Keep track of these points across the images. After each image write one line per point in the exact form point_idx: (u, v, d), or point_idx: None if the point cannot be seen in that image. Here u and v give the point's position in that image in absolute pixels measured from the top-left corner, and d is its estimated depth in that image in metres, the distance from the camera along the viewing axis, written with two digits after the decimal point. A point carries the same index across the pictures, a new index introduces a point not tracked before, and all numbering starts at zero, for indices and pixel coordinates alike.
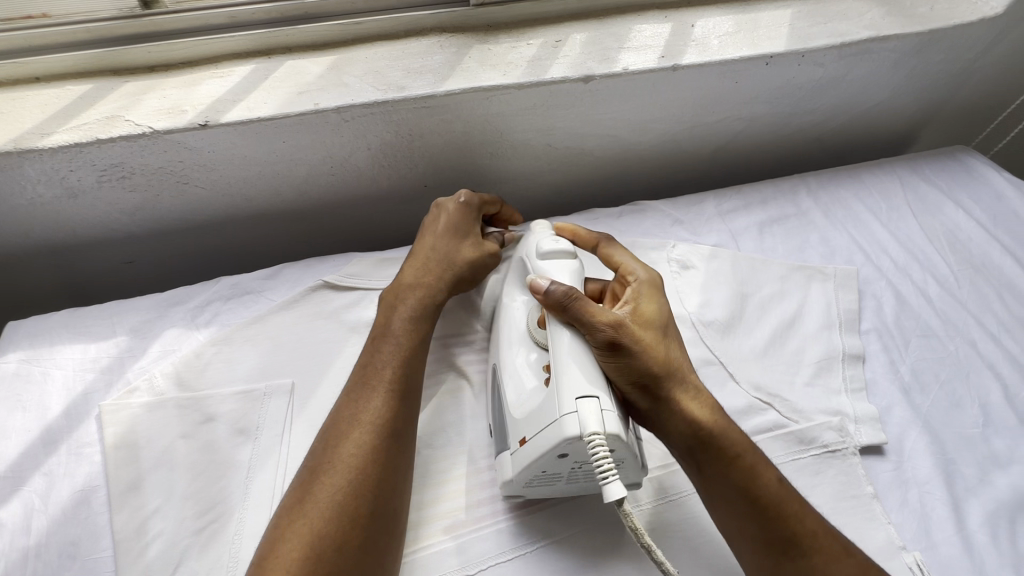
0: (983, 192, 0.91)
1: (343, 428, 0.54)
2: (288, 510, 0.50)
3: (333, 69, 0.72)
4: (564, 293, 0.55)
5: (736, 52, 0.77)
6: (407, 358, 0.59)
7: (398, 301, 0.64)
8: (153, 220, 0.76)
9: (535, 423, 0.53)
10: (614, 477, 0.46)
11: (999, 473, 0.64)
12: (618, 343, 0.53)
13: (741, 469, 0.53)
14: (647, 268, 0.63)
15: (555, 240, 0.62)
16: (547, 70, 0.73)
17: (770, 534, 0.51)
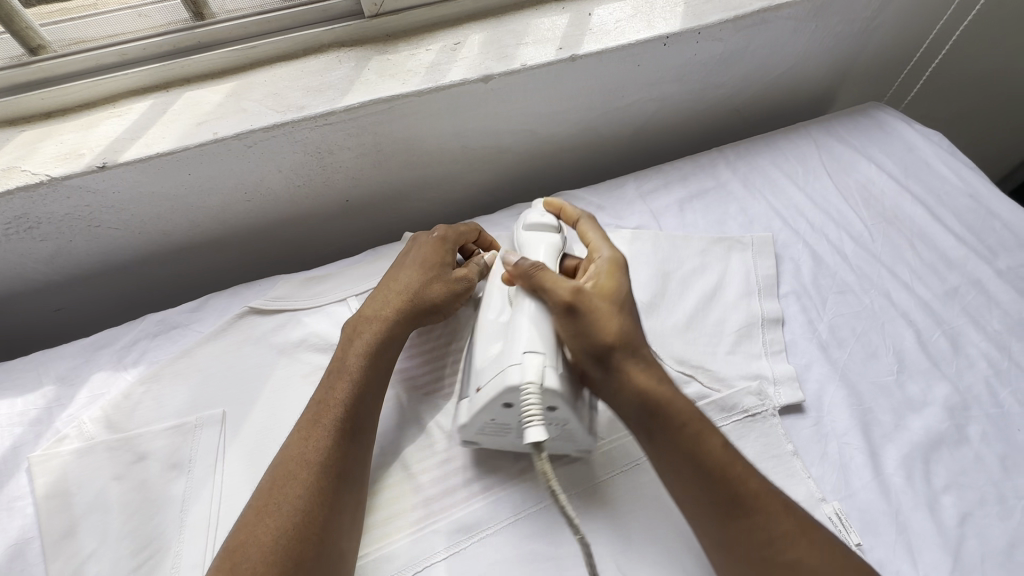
0: (895, 145, 0.94)
1: (290, 470, 0.55)
2: (229, 555, 0.50)
3: (233, 95, 0.72)
4: (531, 265, 0.58)
5: (633, 35, 0.78)
6: (358, 396, 0.60)
7: (353, 333, 0.65)
8: (73, 265, 0.76)
9: (488, 371, 0.56)
10: (535, 422, 0.50)
11: (915, 416, 0.66)
12: (570, 311, 0.55)
13: (689, 437, 0.52)
14: (615, 250, 0.63)
15: (542, 214, 0.69)
16: (445, 74, 0.74)
17: (709, 503, 0.50)
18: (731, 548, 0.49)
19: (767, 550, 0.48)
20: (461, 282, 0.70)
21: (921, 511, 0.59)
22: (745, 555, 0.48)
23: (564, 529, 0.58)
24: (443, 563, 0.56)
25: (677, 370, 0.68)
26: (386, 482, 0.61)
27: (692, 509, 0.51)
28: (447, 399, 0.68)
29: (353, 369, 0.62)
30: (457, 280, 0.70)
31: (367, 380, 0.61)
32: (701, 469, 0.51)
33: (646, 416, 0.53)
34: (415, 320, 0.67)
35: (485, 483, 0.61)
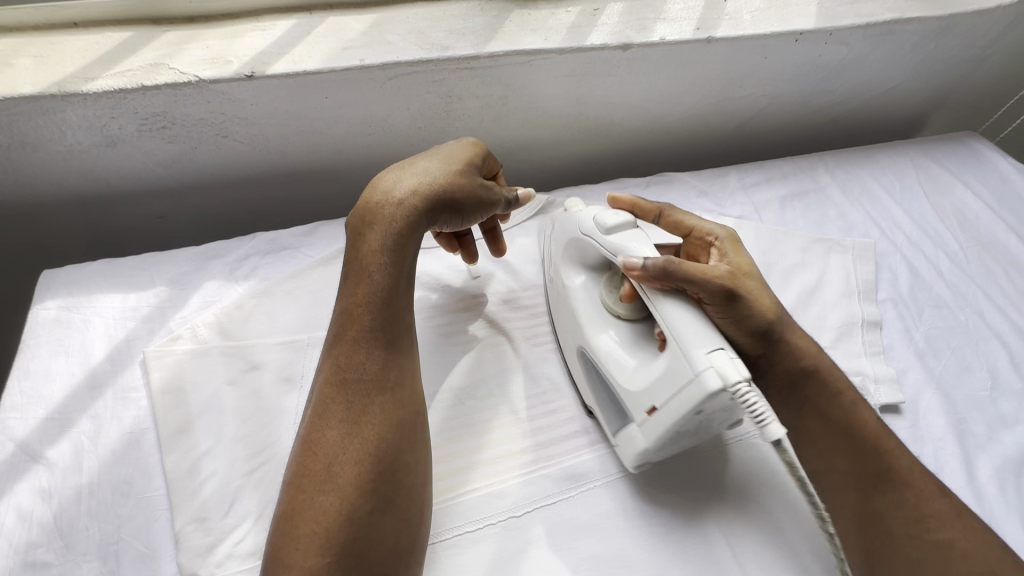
0: (989, 174, 0.95)
1: (328, 397, 0.51)
2: (291, 487, 0.48)
3: (376, 27, 0.72)
4: (664, 263, 0.52)
5: (767, 27, 0.79)
6: (382, 302, 0.54)
7: (366, 226, 0.57)
8: (188, 173, 0.76)
9: (663, 390, 0.52)
10: (771, 418, 0.45)
11: (1007, 431, 0.68)
12: (729, 295, 0.54)
13: (847, 404, 0.57)
14: (722, 227, 0.65)
15: (616, 211, 0.59)
16: (587, 37, 0.74)
17: (852, 480, 0.55)
18: (874, 524, 0.53)
19: (913, 527, 0.52)
20: (489, 192, 0.63)
21: (1012, 520, 0.61)
22: (891, 528, 0.53)
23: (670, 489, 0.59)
24: (553, 506, 0.57)
25: None
26: (498, 421, 0.62)
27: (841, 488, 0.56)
28: (555, 353, 0.68)
29: (372, 269, 0.55)
30: (481, 191, 0.62)
31: (391, 284, 0.55)
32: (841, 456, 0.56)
33: (815, 396, 0.58)
34: (437, 217, 0.59)
35: (595, 436, 0.62)
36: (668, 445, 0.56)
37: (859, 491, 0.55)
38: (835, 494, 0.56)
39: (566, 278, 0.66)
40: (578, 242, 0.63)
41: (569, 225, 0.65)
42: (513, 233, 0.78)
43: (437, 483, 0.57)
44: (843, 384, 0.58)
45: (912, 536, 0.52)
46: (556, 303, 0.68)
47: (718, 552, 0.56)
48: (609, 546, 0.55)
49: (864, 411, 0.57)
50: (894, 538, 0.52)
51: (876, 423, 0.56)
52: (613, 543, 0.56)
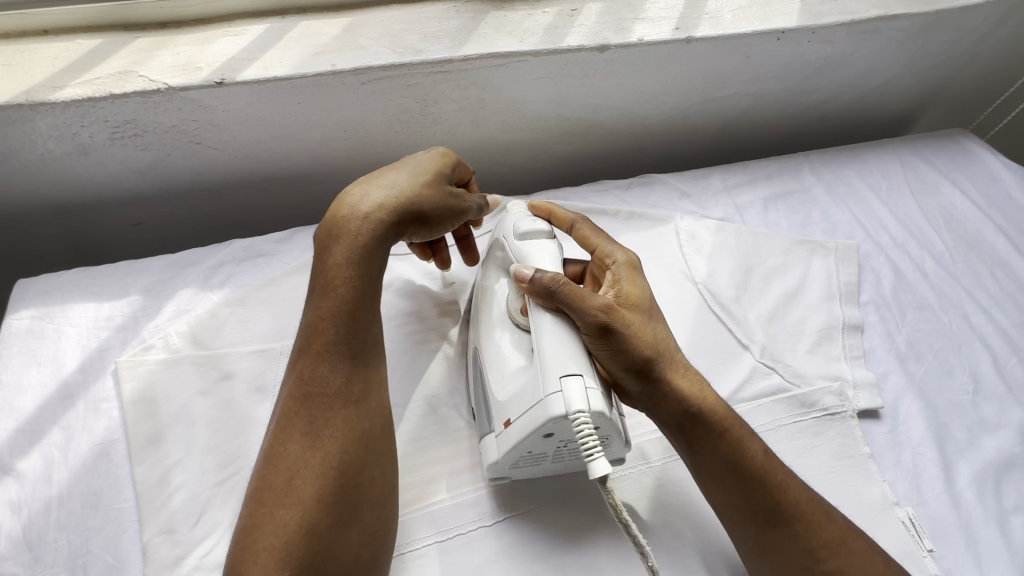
0: (978, 172, 0.94)
1: (292, 410, 0.51)
2: (253, 500, 0.47)
3: (349, 31, 0.71)
4: (551, 280, 0.51)
5: (748, 26, 0.78)
6: (347, 315, 0.53)
7: (331, 240, 0.56)
8: (164, 180, 0.76)
9: (520, 404, 0.52)
10: (598, 454, 0.47)
11: (988, 436, 0.67)
12: (606, 329, 0.51)
13: (735, 445, 0.52)
14: (625, 251, 0.59)
15: (531, 218, 0.60)
16: (563, 39, 0.73)
17: (727, 503, 0.51)
18: (765, 558, 0.51)
19: (806, 561, 0.49)
20: (460, 199, 0.62)
21: (990, 527, 0.61)
22: (788, 561, 0.50)
23: (642, 498, 0.59)
24: (523, 515, 0.57)
25: (758, 361, 0.69)
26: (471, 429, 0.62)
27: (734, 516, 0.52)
28: None
29: (337, 283, 0.54)
30: (453, 200, 0.61)
31: (357, 296, 0.54)
32: (724, 482, 0.51)
33: (705, 432, 0.52)
34: (404, 230, 0.58)
35: None
36: (523, 463, 0.55)
37: (752, 523, 0.51)
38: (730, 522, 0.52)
39: (488, 280, 0.63)
40: (499, 246, 0.62)
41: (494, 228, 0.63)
42: (490, 238, 0.77)
43: (407, 493, 0.58)
44: (726, 424, 0.52)
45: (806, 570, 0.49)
46: (472, 308, 0.65)
47: (689, 562, 0.56)
48: (580, 556, 0.55)
49: (754, 454, 0.52)
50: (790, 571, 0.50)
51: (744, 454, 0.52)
52: (583, 552, 0.55)
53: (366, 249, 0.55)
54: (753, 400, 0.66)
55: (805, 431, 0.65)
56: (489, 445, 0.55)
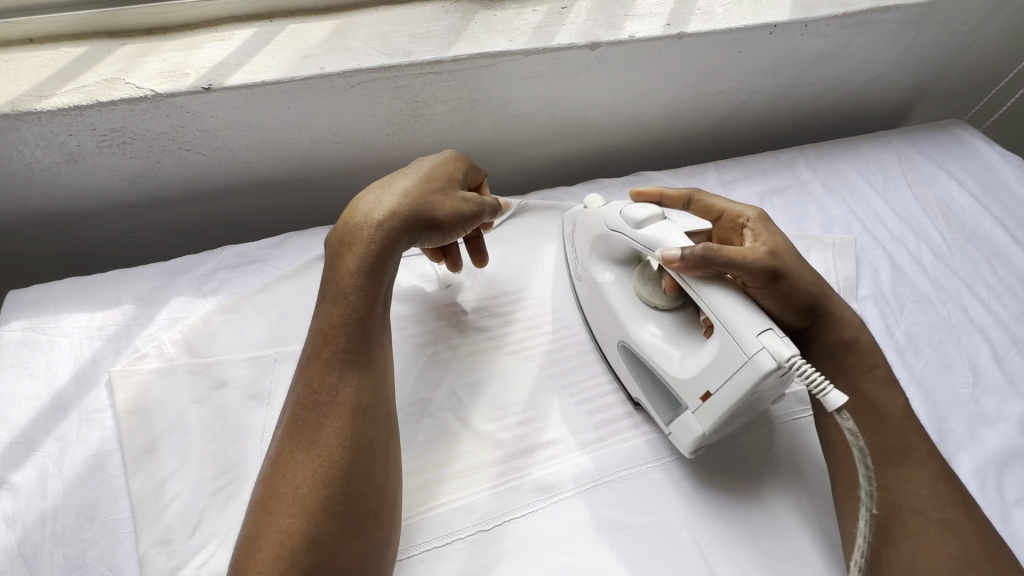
0: (974, 163, 0.93)
1: (300, 417, 0.50)
2: (258, 508, 0.46)
3: (337, 33, 0.71)
4: (703, 253, 0.53)
5: (740, 21, 0.77)
6: (359, 322, 0.53)
7: (344, 246, 0.56)
8: (154, 187, 0.75)
9: (718, 372, 0.54)
10: (829, 387, 0.46)
11: (989, 429, 0.66)
12: (773, 272, 0.57)
13: (882, 381, 0.59)
14: (751, 207, 0.66)
15: (643, 205, 0.61)
16: (553, 37, 0.72)
17: (895, 450, 0.55)
18: (880, 496, 0.54)
19: (917, 500, 0.53)
20: (469, 202, 0.63)
21: (992, 521, 0.60)
22: (895, 501, 0.54)
23: (641, 498, 0.59)
24: (523, 518, 0.57)
25: None
26: (466, 433, 0.61)
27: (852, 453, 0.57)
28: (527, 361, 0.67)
29: (348, 290, 0.54)
30: (462, 203, 0.62)
31: (368, 304, 0.54)
32: (896, 430, 0.56)
33: (851, 368, 0.60)
34: (417, 236, 0.59)
35: (567, 446, 0.61)
36: (721, 428, 0.57)
37: (877, 460, 0.56)
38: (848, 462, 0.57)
39: (596, 274, 0.67)
40: (605, 236, 0.65)
41: (594, 220, 0.66)
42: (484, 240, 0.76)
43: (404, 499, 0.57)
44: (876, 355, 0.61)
45: (920, 513, 0.52)
46: (589, 303, 0.68)
47: (690, 562, 0.55)
48: (578, 559, 0.55)
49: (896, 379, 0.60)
50: (898, 512, 0.53)
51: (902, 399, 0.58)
52: (584, 555, 0.55)
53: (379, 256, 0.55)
54: None
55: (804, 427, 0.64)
56: (687, 419, 0.57)
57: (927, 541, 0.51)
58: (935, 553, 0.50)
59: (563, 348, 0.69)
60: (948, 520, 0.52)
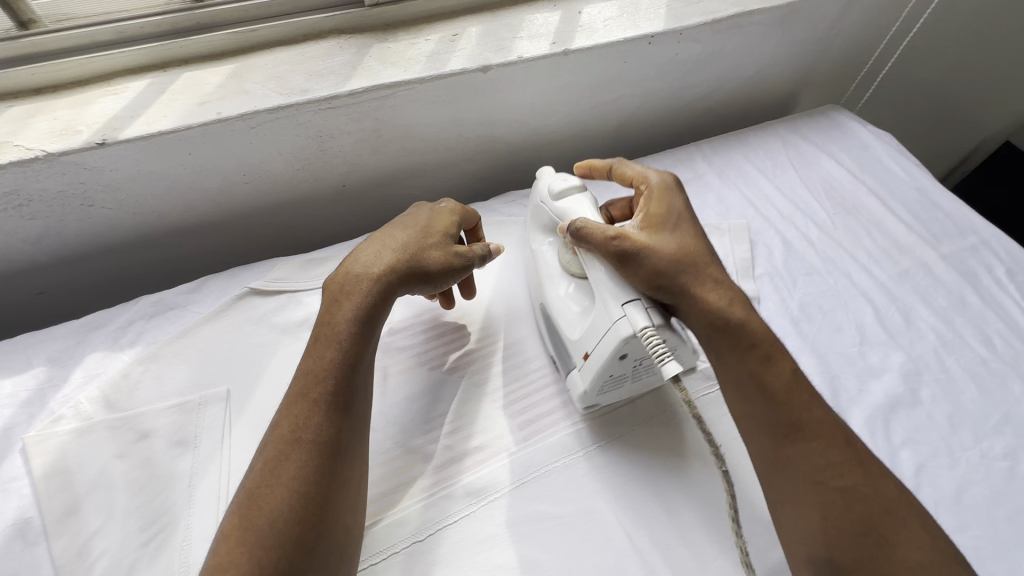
0: (849, 142, 1.03)
1: (281, 452, 0.51)
2: (227, 539, 0.47)
3: (233, 77, 0.72)
4: (578, 229, 0.62)
5: (620, 34, 0.83)
6: (348, 366, 0.56)
7: (341, 293, 0.60)
8: (61, 245, 0.74)
9: (593, 337, 0.61)
10: (668, 358, 0.53)
11: (875, 381, 0.73)
12: (622, 253, 0.59)
13: (763, 359, 0.58)
14: (659, 175, 0.69)
15: (563, 179, 0.70)
16: (445, 64, 0.76)
17: (790, 425, 0.55)
18: (783, 470, 0.55)
19: (816, 472, 0.53)
20: (461, 255, 0.66)
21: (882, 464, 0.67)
22: (799, 473, 0.54)
23: (568, 489, 0.62)
24: (455, 524, 0.59)
25: None
26: (395, 450, 0.63)
27: (757, 436, 0.57)
28: (451, 373, 0.70)
29: (339, 333, 0.57)
30: (457, 256, 0.65)
31: (359, 350, 0.57)
32: (791, 406, 0.56)
33: (724, 349, 0.59)
34: (408, 285, 0.63)
35: (493, 449, 0.64)
36: (610, 387, 0.63)
37: (774, 438, 0.56)
38: (754, 442, 0.57)
39: (534, 242, 0.74)
40: (542, 211, 0.72)
41: (531, 195, 0.74)
42: None
43: None
44: (757, 331, 0.59)
45: (821, 480, 0.53)
46: (530, 269, 0.76)
47: (616, 543, 0.59)
48: (510, 554, 0.58)
49: (787, 354, 0.59)
50: (800, 485, 0.54)
51: (788, 369, 0.58)
52: (516, 552, 0.58)
53: (373, 307, 0.59)
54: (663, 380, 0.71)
55: (714, 401, 0.70)
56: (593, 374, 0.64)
57: (830, 509, 0.52)
58: (840, 519, 0.51)
59: (488, 356, 0.73)
60: (846, 485, 0.53)
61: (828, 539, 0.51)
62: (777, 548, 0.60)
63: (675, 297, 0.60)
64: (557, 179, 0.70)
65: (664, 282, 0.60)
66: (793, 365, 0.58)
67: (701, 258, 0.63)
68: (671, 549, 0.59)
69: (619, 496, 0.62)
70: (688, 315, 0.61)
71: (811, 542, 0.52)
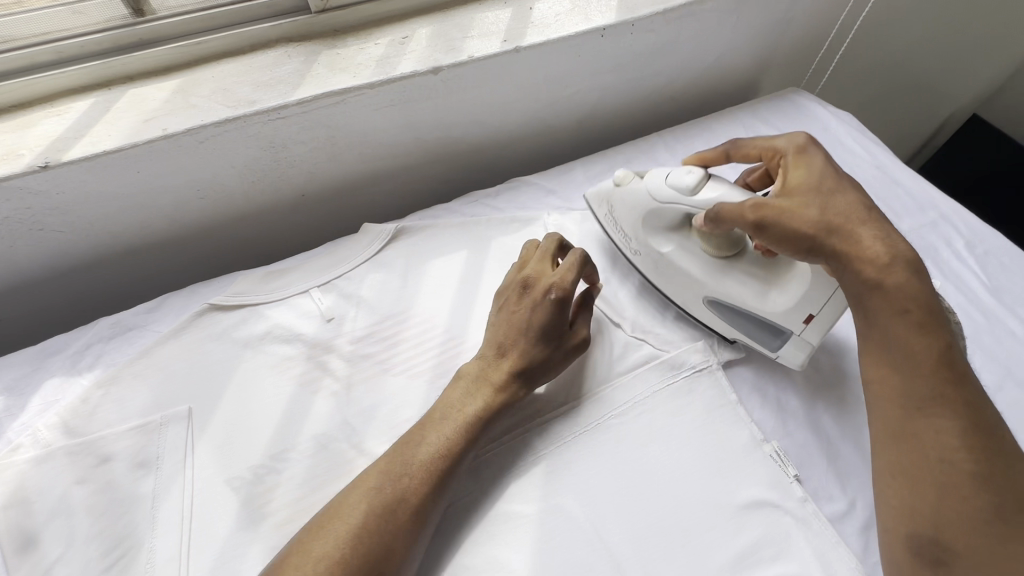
0: (811, 125, 1.03)
1: (380, 482, 0.56)
2: (307, 533, 0.52)
3: (179, 92, 0.71)
4: (718, 213, 0.63)
5: (572, 28, 0.83)
6: (468, 444, 0.59)
7: (495, 358, 0.65)
8: (14, 271, 0.73)
9: (815, 299, 0.63)
10: None
11: (838, 361, 0.74)
12: (831, 225, 0.56)
13: (919, 326, 0.52)
14: (790, 137, 0.66)
15: (688, 171, 0.68)
16: (395, 67, 0.76)
17: (937, 398, 0.50)
18: (903, 445, 0.51)
19: (942, 452, 0.49)
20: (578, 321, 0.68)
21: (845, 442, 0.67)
22: (923, 453, 0.50)
23: (533, 487, 0.62)
24: None
25: (630, 335, 0.75)
26: (361, 458, 0.64)
27: (885, 404, 0.53)
28: (416, 377, 0.70)
29: (468, 415, 0.61)
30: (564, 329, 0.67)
31: (479, 429, 0.61)
32: (966, 383, 0.50)
33: (864, 298, 0.55)
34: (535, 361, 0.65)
35: None
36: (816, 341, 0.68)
37: (903, 411, 0.52)
38: (879, 411, 0.54)
39: (656, 245, 0.74)
40: (655, 206, 0.72)
41: (625, 197, 0.75)
42: (366, 268, 0.79)
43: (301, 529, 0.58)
44: (911, 290, 0.53)
45: (947, 461, 0.49)
46: (664, 276, 0.75)
47: (582, 538, 0.59)
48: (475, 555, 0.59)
49: (942, 329, 0.52)
50: (924, 465, 0.50)
51: (935, 343, 0.51)
52: (480, 553, 0.59)
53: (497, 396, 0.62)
54: (629, 371, 0.71)
55: (677, 391, 0.69)
56: (795, 342, 0.67)
57: (957, 492, 0.48)
58: (962, 508, 0.48)
59: (454, 359, 0.72)
60: (981, 471, 0.48)
61: (940, 523, 0.48)
62: (743, 534, 0.60)
63: (834, 263, 0.57)
64: (667, 174, 0.70)
65: (817, 245, 0.57)
66: (948, 336, 0.52)
67: (880, 219, 0.56)
68: (638, 541, 0.59)
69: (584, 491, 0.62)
70: (853, 280, 0.56)
71: (919, 519, 0.49)
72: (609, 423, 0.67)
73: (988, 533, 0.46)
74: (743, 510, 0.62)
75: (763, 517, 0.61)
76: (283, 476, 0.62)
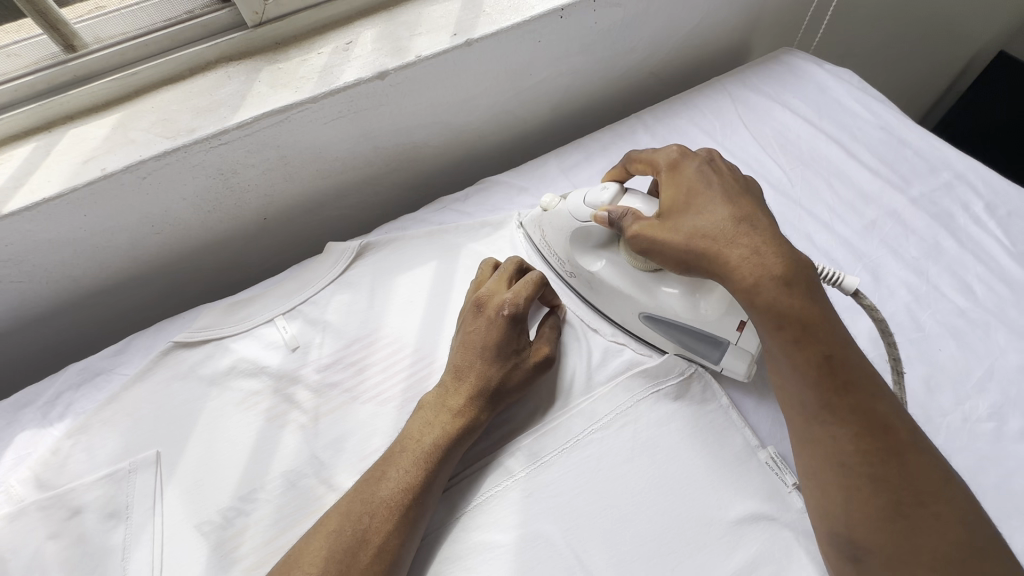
0: (806, 87, 0.95)
1: (341, 520, 0.53)
2: None
3: (119, 127, 0.69)
4: (620, 218, 0.58)
5: (527, 11, 0.77)
6: (431, 472, 0.57)
7: (451, 387, 0.62)
8: None
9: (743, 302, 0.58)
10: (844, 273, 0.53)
11: None
12: (702, 245, 0.50)
13: (796, 339, 0.46)
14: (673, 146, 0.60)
15: (603, 188, 0.63)
16: (339, 76, 0.71)
17: (825, 408, 0.47)
18: (816, 447, 0.48)
19: (841, 456, 0.46)
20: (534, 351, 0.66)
21: None
22: (829, 456, 0.47)
23: (514, 513, 0.58)
24: None
25: (610, 340, 0.71)
26: (331, 494, 0.61)
27: (789, 405, 0.50)
28: (386, 403, 0.67)
29: (426, 444, 0.58)
30: (523, 358, 0.64)
31: (443, 456, 0.58)
32: (851, 387, 0.46)
33: (744, 311, 0.49)
34: (496, 396, 0.62)
35: None
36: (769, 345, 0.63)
37: (806, 418, 0.48)
38: (787, 410, 0.51)
39: (586, 266, 0.69)
40: (578, 227, 0.67)
41: (555, 218, 0.70)
42: (331, 289, 0.76)
43: None
44: (782, 306, 0.46)
45: (848, 467, 0.46)
46: (601, 299, 0.70)
47: (564, 566, 0.56)
48: None
49: (823, 337, 0.46)
50: (830, 467, 0.47)
51: (812, 357, 0.46)
52: None
53: (458, 426, 0.59)
54: (609, 381, 0.67)
55: (662, 398, 0.64)
56: (734, 351, 0.63)
57: (857, 494, 0.46)
58: (867, 509, 0.45)
59: (425, 379, 0.69)
60: (880, 475, 0.45)
61: (851, 523, 0.46)
62: (737, 552, 0.56)
63: (713, 279, 0.51)
64: (586, 192, 0.66)
65: (691, 266, 0.51)
66: (829, 341, 0.46)
67: (749, 235, 0.48)
68: (623, 566, 0.55)
69: (568, 516, 0.58)
70: (732, 297, 0.50)
71: (835, 517, 0.47)
72: (588, 438, 0.62)
73: (887, 532, 0.45)
74: (737, 526, 0.57)
75: (758, 532, 0.57)
76: (253, 519, 0.60)
